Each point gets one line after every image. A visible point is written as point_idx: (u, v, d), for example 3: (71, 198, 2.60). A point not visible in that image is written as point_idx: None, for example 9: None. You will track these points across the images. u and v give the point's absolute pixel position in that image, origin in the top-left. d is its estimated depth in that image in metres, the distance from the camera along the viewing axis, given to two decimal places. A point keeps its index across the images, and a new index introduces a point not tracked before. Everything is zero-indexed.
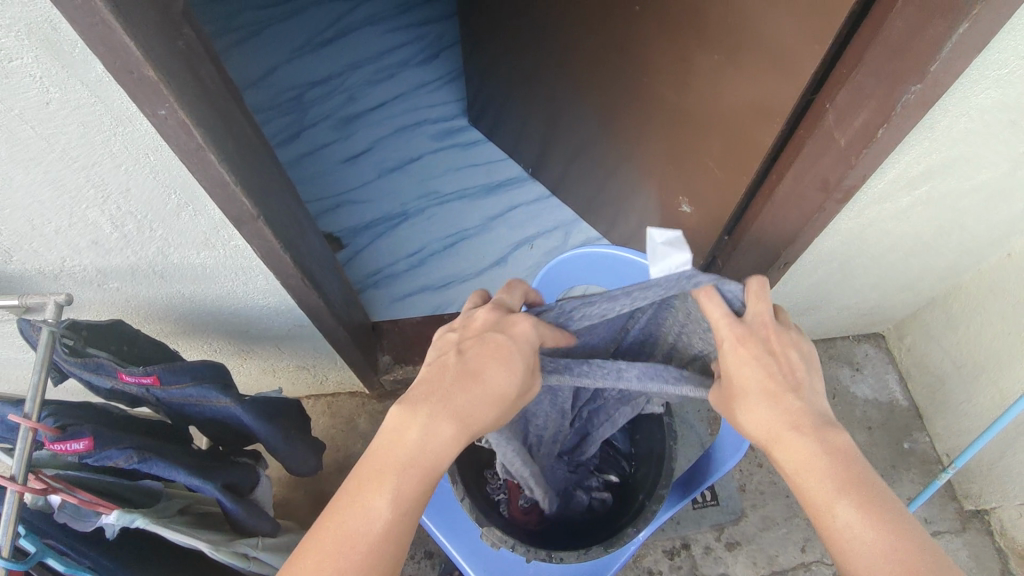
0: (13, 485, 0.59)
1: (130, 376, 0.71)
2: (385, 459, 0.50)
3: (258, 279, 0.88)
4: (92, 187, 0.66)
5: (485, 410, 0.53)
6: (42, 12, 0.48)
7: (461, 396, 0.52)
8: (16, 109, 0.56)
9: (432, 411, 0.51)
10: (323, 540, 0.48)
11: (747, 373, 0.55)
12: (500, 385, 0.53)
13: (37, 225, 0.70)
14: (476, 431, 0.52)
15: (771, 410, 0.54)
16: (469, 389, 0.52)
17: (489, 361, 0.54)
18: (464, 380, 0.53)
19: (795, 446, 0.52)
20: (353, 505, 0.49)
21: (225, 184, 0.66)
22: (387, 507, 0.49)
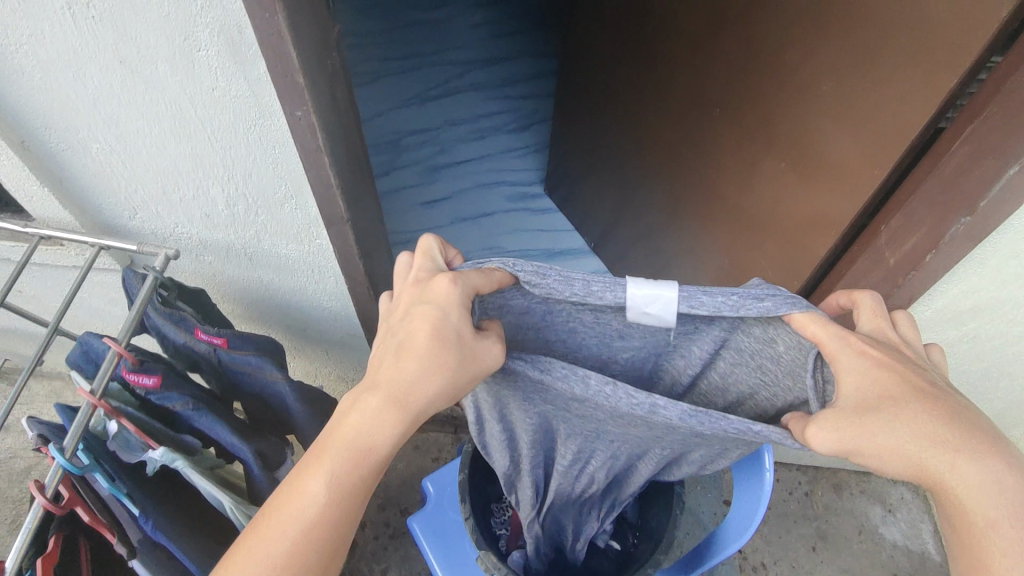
0: (90, 396, 0.66)
1: (204, 332, 0.79)
2: (326, 440, 0.54)
3: (330, 279, 0.97)
4: (221, 166, 0.77)
5: (425, 384, 0.53)
6: (235, 18, 0.60)
7: (398, 374, 0.53)
8: (187, 90, 0.68)
9: (371, 396, 0.53)
10: (271, 522, 0.53)
11: (872, 386, 0.49)
12: (433, 351, 0.52)
13: (168, 189, 0.83)
14: (417, 407, 0.53)
15: (917, 428, 0.46)
16: (406, 365, 0.53)
17: (417, 334, 0.53)
18: (402, 356, 0.53)
19: (956, 468, 0.45)
20: (293, 486, 0.53)
21: (329, 185, 0.76)
22: (320, 490, 0.52)
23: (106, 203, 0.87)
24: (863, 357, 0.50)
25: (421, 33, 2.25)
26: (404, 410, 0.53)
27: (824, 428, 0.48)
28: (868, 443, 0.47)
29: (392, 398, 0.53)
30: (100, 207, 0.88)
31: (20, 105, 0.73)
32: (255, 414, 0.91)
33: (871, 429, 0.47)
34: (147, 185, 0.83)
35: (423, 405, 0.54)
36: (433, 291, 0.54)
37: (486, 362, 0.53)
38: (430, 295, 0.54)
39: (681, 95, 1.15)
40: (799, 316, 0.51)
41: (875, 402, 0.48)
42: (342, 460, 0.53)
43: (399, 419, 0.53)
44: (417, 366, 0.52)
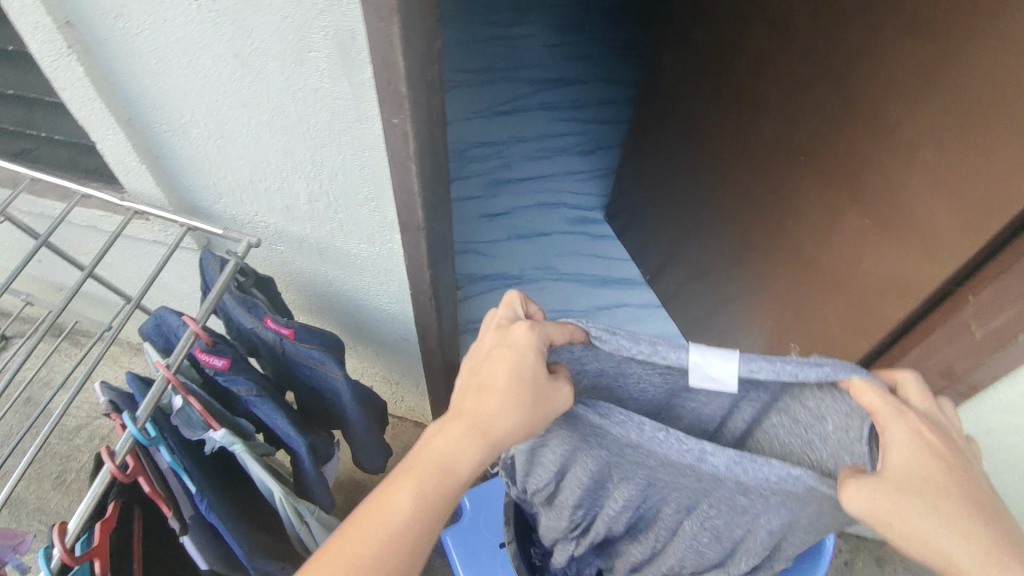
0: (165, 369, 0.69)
1: (274, 321, 0.80)
2: (415, 459, 0.56)
3: (395, 283, 0.99)
4: (311, 163, 0.80)
5: (507, 418, 0.57)
6: (351, 25, 0.62)
7: (484, 406, 0.57)
8: (292, 88, 0.70)
9: (458, 425, 0.57)
10: (352, 527, 0.54)
11: (917, 464, 0.51)
12: (515, 387, 0.57)
13: (256, 179, 0.86)
14: (500, 440, 0.57)
15: (942, 513, 0.50)
16: (489, 400, 0.57)
17: (499, 370, 0.58)
18: (487, 391, 0.58)
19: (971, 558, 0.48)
20: (380, 496, 0.55)
21: (412, 193, 0.78)
22: (408, 502, 0.54)
23: (196, 185, 0.91)
24: (914, 433, 0.53)
25: (497, 49, 2.28)
26: (485, 440, 0.56)
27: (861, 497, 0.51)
28: (894, 520, 0.50)
29: (475, 426, 0.56)
30: (189, 188, 0.91)
31: (134, 86, 0.77)
32: (308, 406, 0.92)
33: (904, 506, 0.50)
34: (237, 172, 0.86)
35: (501, 440, 0.57)
36: (516, 334, 0.59)
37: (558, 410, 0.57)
38: (513, 339, 0.59)
39: (757, 138, 1.13)
40: (860, 381, 0.54)
41: (914, 484, 0.51)
42: (427, 484, 0.55)
43: (479, 449, 0.56)
44: (501, 401, 0.57)
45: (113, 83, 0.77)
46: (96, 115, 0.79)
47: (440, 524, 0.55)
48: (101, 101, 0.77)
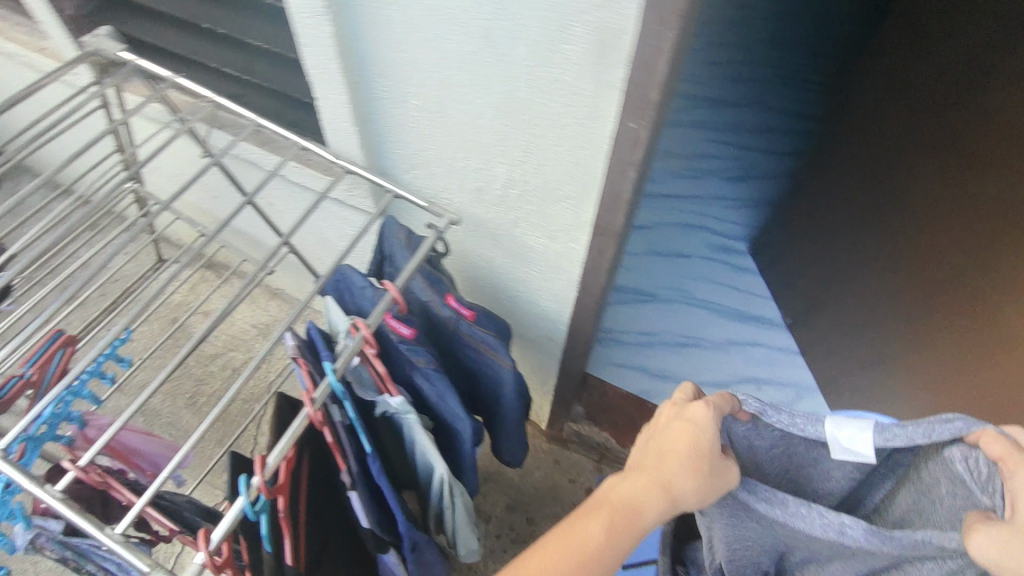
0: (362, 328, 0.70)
1: (455, 298, 0.81)
2: (604, 499, 0.59)
3: (560, 281, 0.97)
4: (521, 152, 0.79)
5: (685, 480, 0.58)
6: (619, 24, 0.60)
7: (667, 467, 0.59)
8: (531, 75, 0.69)
9: (641, 478, 0.59)
10: (545, 546, 0.55)
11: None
12: (689, 452, 0.58)
13: (458, 158, 0.86)
14: (680, 501, 0.58)
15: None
16: (671, 462, 0.59)
17: (677, 435, 0.60)
18: (667, 453, 0.60)
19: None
20: (571, 524, 0.57)
21: (621, 199, 0.76)
22: (598, 534, 0.56)
23: (394, 152, 0.92)
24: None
25: None
26: (666, 500, 0.58)
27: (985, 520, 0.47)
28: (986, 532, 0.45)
29: (659, 485, 0.58)
30: (386, 154, 0.93)
31: (370, 51, 0.78)
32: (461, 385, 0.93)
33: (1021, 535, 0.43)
34: (440, 149, 0.87)
35: (680, 501, 0.58)
36: (697, 411, 0.60)
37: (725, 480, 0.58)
38: (688, 415, 0.61)
39: (929, 210, 1.12)
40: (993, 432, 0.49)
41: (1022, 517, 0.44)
42: (617, 530, 0.56)
43: (658, 507, 0.58)
44: (682, 464, 0.58)
45: (351, 45, 0.79)
46: (327, 73, 0.82)
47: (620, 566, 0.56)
48: (336, 61, 0.79)
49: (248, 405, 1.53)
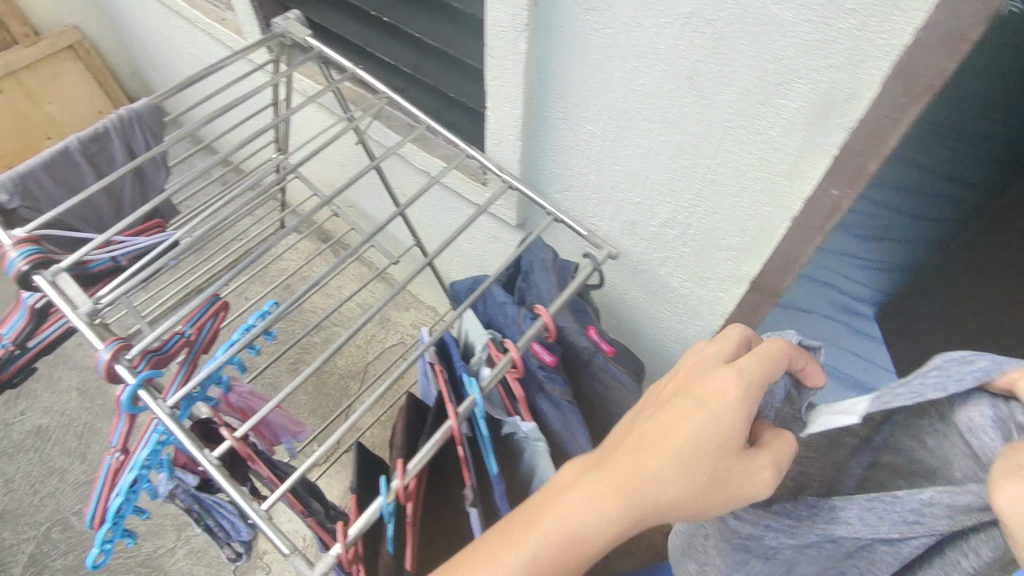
0: (512, 351, 0.70)
1: (597, 332, 0.80)
2: (548, 509, 0.51)
3: (694, 326, 0.94)
4: (693, 195, 0.76)
5: (666, 490, 0.49)
6: (853, 89, 0.56)
7: (642, 470, 0.50)
8: (731, 124, 0.66)
9: (604, 481, 0.51)
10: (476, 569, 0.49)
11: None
12: (687, 447, 0.50)
13: (620, 188, 0.84)
14: (648, 511, 0.50)
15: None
16: (650, 463, 0.50)
17: (677, 424, 0.51)
18: (650, 452, 0.50)
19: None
20: (503, 541, 0.50)
21: (795, 261, 0.72)
22: (529, 556, 0.49)
23: (551, 171, 0.91)
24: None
25: None
26: (634, 516, 0.50)
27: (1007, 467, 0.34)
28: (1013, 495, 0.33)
29: (627, 496, 0.50)
30: (541, 172, 0.92)
31: (557, 72, 0.77)
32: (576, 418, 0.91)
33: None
34: (601, 178, 0.85)
35: (651, 513, 0.50)
36: (712, 391, 0.51)
37: (741, 492, 0.49)
38: (701, 395, 0.51)
39: None
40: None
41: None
42: (564, 545, 0.49)
43: (620, 523, 0.50)
44: (665, 466, 0.50)
45: (538, 63, 0.78)
46: (507, 87, 0.81)
47: None
48: (521, 78, 0.78)
49: (345, 380, 1.58)
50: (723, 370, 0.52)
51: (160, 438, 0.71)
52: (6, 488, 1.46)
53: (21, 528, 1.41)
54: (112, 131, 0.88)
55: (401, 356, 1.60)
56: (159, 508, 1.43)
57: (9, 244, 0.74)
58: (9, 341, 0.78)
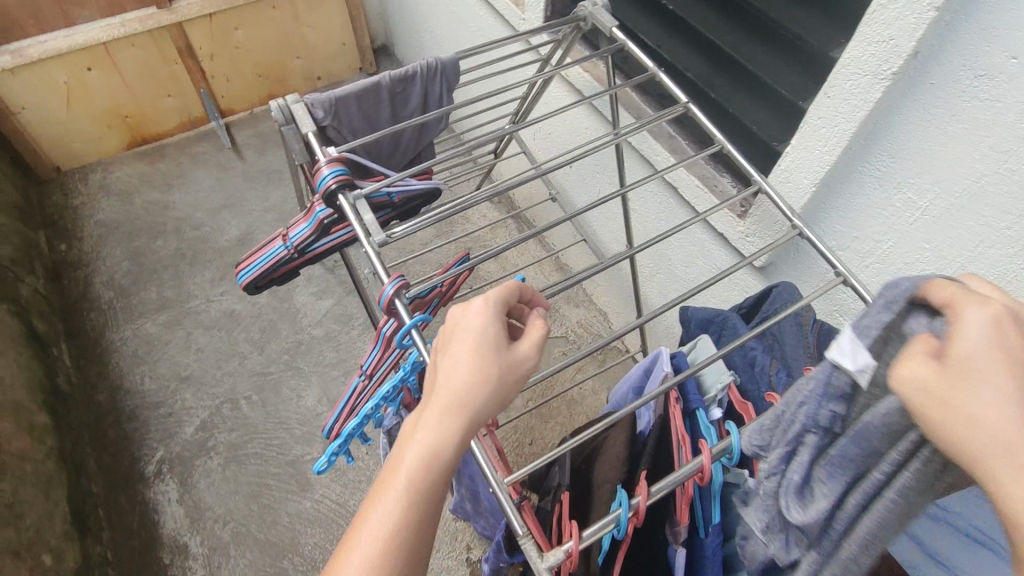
0: None
1: None
2: (398, 456, 0.51)
3: None
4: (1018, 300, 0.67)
5: (483, 398, 0.51)
6: None
7: (456, 389, 0.51)
8: None
9: (430, 415, 0.51)
10: (372, 519, 0.49)
11: (1004, 351, 0.34)
12: (472, 360, 0.52)
13: (914, 266, 0.77)
14: (481, 421, 0.51)
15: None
16: (457, 383, 0.51)
17: (459, 350, 0.53)
18: (448, 374, 0.52)
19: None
20: (377, 492, 0.50)
21: None
22: (401, 492, 0.49)
23: (834, 222, 0.85)
24: (1000, 323, 0.35)
25: None
26: (464, 421, 0.51)
27: (918, 383, 0.35)
28: (961, 404, 0.34)
29: (446, 408, 0.51)
30: (822, 219, 0.86)
31: (899, 127, 0.71)
32: None
33: (965, 390, 0.34)
34: (897, 248, 0.78)
35: (479, 416, 0.51)
36: (466, 319, 0.55)
37: (524, 370, 0.53)
38: (466, 322, 0.55)
39: None
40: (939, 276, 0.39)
41: (977, 371, 0.34)
42: (421, 472, 0.49)
43: (459, 431, 0.50)
44: (467, 378, 0.52)
45: (880, 113, 0.72)
46: (828, 129, 0.76)
47: (441, 510, 0.51)
48: (853, 124, 0.73)
49: None
50: (457, 309, 0.57)
51: (404, 373, 0.72)
52: (196, 355, 1.62)
53: (200, 395, 1.56)
54: (418, 75, 0.92)
55: (563, 349, 1.58)
56: (315, 417, 1.52)
57: (323, 160, 0.78)
58: (292, 245, 0.84)
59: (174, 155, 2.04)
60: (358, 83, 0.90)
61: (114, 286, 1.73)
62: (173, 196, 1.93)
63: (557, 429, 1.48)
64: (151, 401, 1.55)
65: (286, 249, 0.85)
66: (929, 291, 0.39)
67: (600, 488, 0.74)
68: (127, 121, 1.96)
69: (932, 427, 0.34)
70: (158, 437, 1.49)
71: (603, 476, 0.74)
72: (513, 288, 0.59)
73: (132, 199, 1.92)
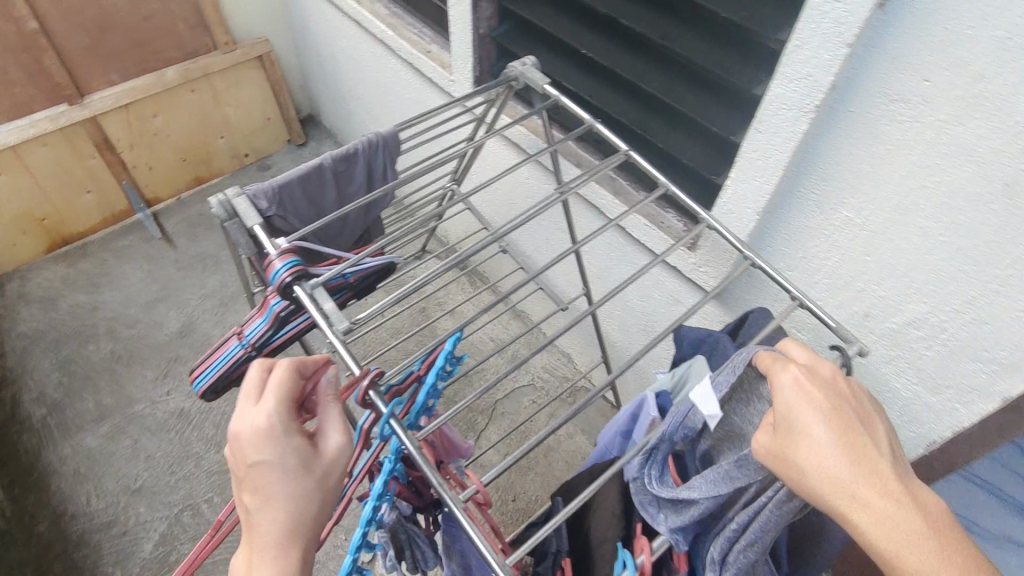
0: None
1: None
2: None
3: (908, 433, 0.88)
4: (961, 300, 0.72)
5: (304, 512, 0.55)
6: None
7: (272, 517, 0.53)
8: None
9: (260, 546, 0.53)
10: None
11: (808, 405, 0.52)
12: (281, 482, 0.54)
13: (867, 279, 0.81)
14: (309, 526, 0.55)
15: (844, 434, 0.51)
16: (272, 511, 0.53)
17: (264, 477, 0.54)
18: (262, 502, 0.54)
19: (884, 513, 0.48)
20: None
21: None
22: None
23: (784, 246, 0.89)
24: (800, 385, 0.53)
25: None
26: (300, 544, 0.54)
27: (765, 449, 0.52)
28: (798, 457, 0.50)
29: (279, 544, 0.53)
30: (775, 245, 0.89)
31: (831, 152, 0.76)
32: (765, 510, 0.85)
33: (797, 445, 0.51)
34: (848, 266, 0.82)
35: (310, 529, 0.55)
36: (266, 441, 0.55)
37: (328, 463, 0.57)
38: (259, 439, 0.55)
39: None
40: (762, 350, 0.58)
41: (798, 428, 0.51)
42: None
43: (298, 557, 0.54)
44: (279, 498, 0.54)
45: (817, 145, 0.77)
46: (764, 160, 0.80)
47: None
48: (789, 154, 0.77)
49: (472, 413, 1.54)
50: (243, 406, 0.57)
51: (390, 466, 0.69)
52: (146, 463, 1.50)
53: (155, 507, 1.44)
54: (361, 152, 0.92)
55: (532, 398, 1.57)
56: None
57: (275, 253, 0.77)
58: (249, 342, 0.81)
59: (98, 252, 1.94)
60: (301, 167, 0.89)
61: (44, 401, 1.61)
62: (101, 296, 1.83)
63: (540, 481, 1.44)
64: (100, 522, 1.42)
65: (243, 347, 0.81)
66: (762, 366, 0.57)
67: (601, 549, 0.70)
68: (42, 222, 1.86)
69: (784, 478, 0.51)
70: (112, 560, 1.36)
71: (603, 535, 0.71)
72: (292, 384, 0.58)
73: (56, 304, 1.80)
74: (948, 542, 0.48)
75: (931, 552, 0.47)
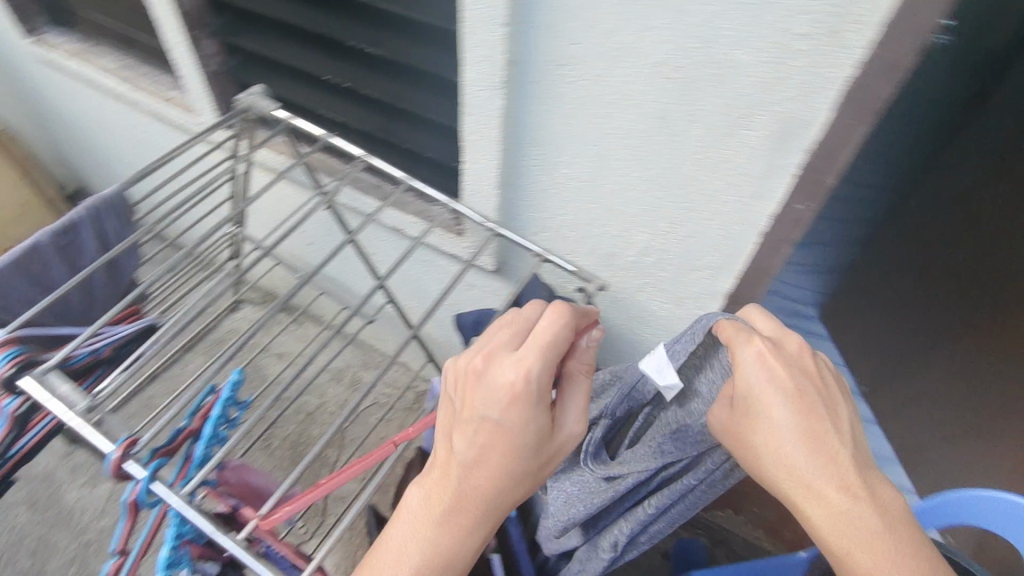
0: None
1: None
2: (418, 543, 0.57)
3: None
4: (668, 222, 0.83)
5: (512, 489, 0.58)
6: (801, 120, 0.66)
7: (482, 483, 0.57)
8: (702, 157, 0.74)
9: (453, 506, 0.57)
10: None
11: (769, 387, 0.56)
12: (514, 451, 0.57)
13: (597, 224, 0.90)
14: (505, 505, 0.59)
15: (802, 416, 0.55)
16: (485, 478, 0.57)
17: (496, 437, 0.57)
18: (486, 459, 0.57)
19: (839, 506, 0.53)
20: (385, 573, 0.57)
21: (761, 270, 0.80)
22: None
23: (528, 213, 0.96)
24: (763, 360, 0.56)
25: None
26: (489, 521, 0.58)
27: (724, 423, 0.58)
28: (755, 437, 0.55)
29: (474, 510, 0.57)
30: (520, 214, 0.97)
31: (532, 120, 0.84)
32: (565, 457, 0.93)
33: (755, 426, 0.55)
34: (579, 216, 0.91)
35: (500, 511, 0.59)
36: (516, 404, 0.56)
37: (554, 452, 0.60)
38: (519, 398, 0.57)
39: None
40: (725, 320, 0.60)
41: (758, 408, 0.56)
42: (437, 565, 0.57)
43: (479, 533, 0.58)
44: (505, 473, 0.57)
45: (518, 116, 0.84)
46: (481, 139, 0.86)
47: None
48: (497, 129, 0.84)
49: (320, 450, 1.49)
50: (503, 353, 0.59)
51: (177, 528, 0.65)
52: None
53: None
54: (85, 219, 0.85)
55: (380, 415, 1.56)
56: None
57: None
58: None
59: None
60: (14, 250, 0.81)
61: None
62: None
63: None
64: None
65: None
66: (725, 336, 0.60)
67: None
68: None
69: (740, 453, 0.57)
70: None
71: None
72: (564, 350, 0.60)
73: None
74: (907, 542, 0.51)
75: (887, 551, 0.51)
